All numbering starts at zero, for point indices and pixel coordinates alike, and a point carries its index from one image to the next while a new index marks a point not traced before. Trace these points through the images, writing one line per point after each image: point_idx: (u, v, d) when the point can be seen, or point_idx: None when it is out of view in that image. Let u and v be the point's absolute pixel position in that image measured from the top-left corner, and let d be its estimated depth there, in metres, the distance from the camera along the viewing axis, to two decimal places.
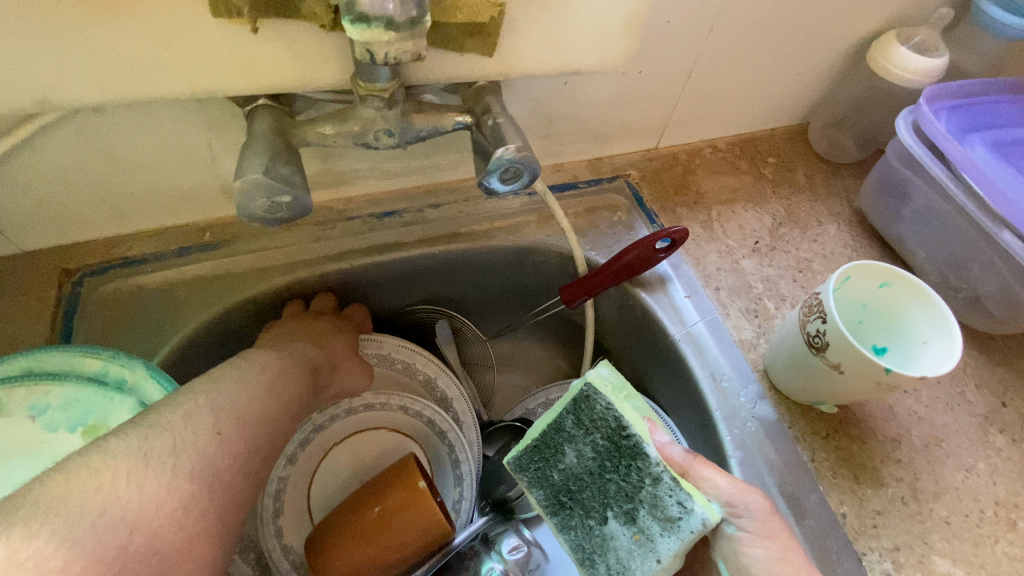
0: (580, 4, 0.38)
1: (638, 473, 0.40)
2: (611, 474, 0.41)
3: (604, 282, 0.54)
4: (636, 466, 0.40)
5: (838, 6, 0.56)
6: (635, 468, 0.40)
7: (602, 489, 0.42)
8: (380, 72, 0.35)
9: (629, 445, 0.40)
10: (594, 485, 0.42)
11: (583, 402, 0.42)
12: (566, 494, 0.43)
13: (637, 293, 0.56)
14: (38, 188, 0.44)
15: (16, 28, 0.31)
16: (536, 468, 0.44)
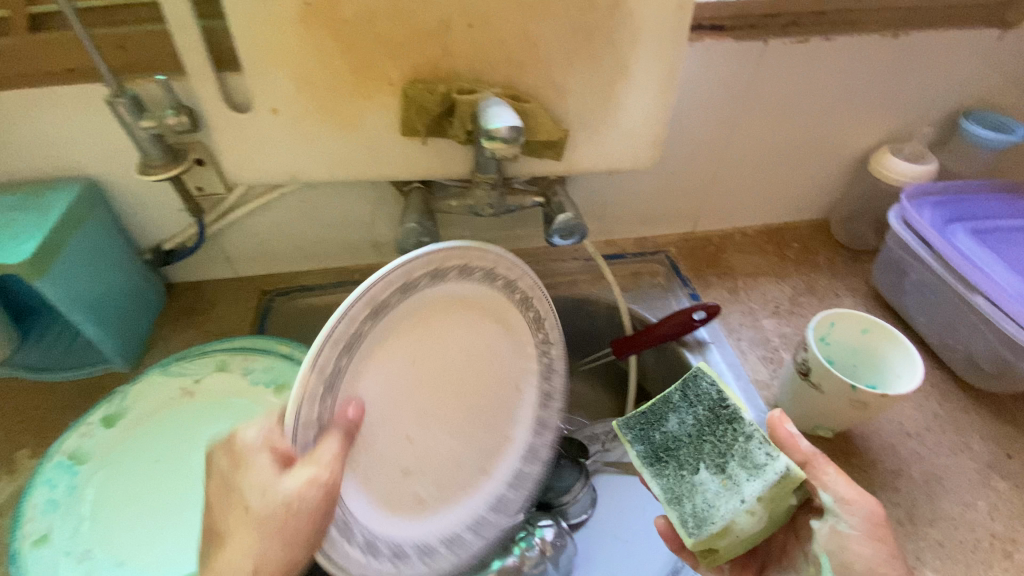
0: (619, 129, 0.58)
1: (733, 432, 0.43)
2: (708, 435, 0.44)
3: (651, 339, 0.67)
4: (733, 427, 0.43)
5: (837, 127, 0.72)
6: (732, 428, 0.43)
7: (700, 446, 0.44)
8: (489, 165, 0.56)
9: (727, 411, 0.44)
10: (693, 443, 0.44)
11: (689, 376, 0.47)
12: (663, 452, 0.45)
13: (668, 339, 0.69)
14: (262, 234, 0.69)
15: (295, 139, 0.56)
16: (639, 428, 0.47)
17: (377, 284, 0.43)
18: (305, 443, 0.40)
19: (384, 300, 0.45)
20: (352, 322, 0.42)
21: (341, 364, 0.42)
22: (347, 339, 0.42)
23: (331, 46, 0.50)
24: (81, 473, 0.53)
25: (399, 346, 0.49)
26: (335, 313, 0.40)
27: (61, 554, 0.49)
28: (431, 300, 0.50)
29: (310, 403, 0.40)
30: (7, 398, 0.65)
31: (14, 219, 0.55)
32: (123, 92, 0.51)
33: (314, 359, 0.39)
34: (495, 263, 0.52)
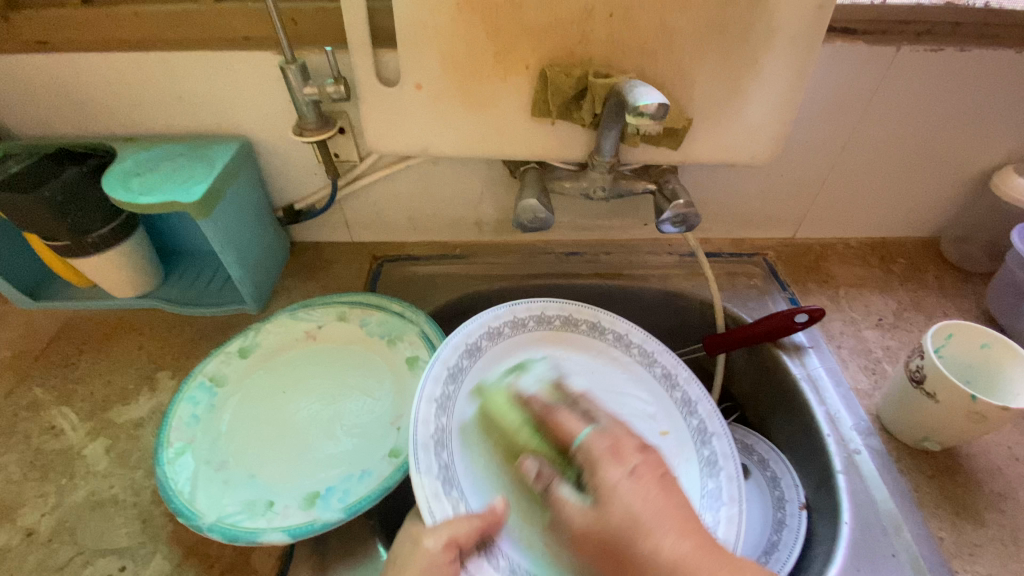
0: (739, 126, 0.59)
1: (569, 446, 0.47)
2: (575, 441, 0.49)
3: (747, 336, 0.66)
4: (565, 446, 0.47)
5: (965, 143, 0.69)
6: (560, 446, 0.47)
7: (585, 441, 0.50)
8: (606, 148, 0.58)
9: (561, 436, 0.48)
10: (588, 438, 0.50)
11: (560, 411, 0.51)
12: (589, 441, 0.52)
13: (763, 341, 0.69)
14: (381, 202, 0.75)
15: (434, 115, 0.61)
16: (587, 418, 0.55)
17: (471, 327, 0.59)
18: (434, 491, 0.48)
19: (475, 343, 0.59)
20: (437, 381, 0.54)
21: (443, 425, 0.53)
22: (443, 395, 0.54)
23: (482, 31, 0.54)
24: (218, 394, 0.59)
25: (481, 395, 0.58)
26: (434, 358, 0.55)
27: (201, 461, 0.54)
28: (496, 356, 0.60)
29: (424, 425, 0.50)
30: (152, 326, 0.73)
31: (183, 164, 0.63)
32: (294, 59, 0.57)
33: (421, 391, 0.52)
34: (565, 310, 0.64)
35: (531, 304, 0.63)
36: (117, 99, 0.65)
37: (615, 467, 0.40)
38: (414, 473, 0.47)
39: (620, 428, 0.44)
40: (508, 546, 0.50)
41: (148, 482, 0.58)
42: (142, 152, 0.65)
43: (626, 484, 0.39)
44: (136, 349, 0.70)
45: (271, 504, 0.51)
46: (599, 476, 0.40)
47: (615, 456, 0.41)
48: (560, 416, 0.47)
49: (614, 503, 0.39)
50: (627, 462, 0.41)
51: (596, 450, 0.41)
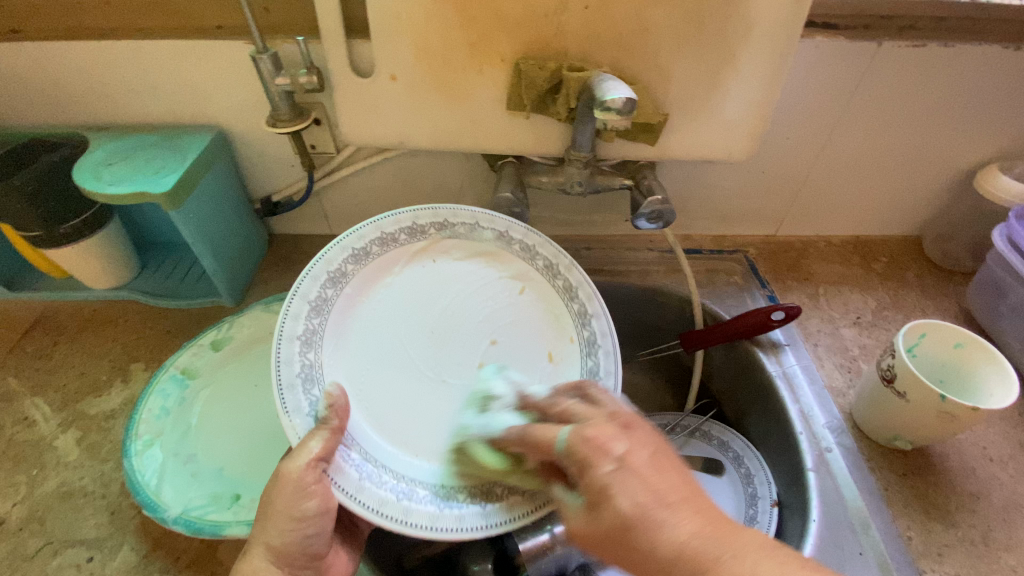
0: (716, 122, 0.59)
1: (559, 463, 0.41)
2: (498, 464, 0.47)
3: (723, 334, 0.65)
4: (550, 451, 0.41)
5: (948, 141, 0.68)
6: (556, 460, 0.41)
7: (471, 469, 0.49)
8: (583, 144, 0.58)
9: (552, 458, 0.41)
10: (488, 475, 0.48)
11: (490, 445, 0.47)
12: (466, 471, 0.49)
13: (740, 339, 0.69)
14: (360, 195, 0.75)
15: (408, 107, 0.60)
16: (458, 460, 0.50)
17: (332, 252, 0.52)
18: (304, 427, 0.45)
19: (340, 269, 0.52)
20: (296, 319, 0.48)
21: (312, 360, 0.48)
22: (307, 331, 0.49)
23: (455, 22, 0.53)
24: (190, 387, 0.59)
25: (362, 322, 0.53)
26: (290, 293, 0.48)
27: (170, 454, 0.54)
28: (369, 281, 0.54)
29: (289, 364, 0.47)
30: (127, 317, 0.72)
31: (156, 154, 0.62)
32: (266, 49, 0.56)
33: (279, 330, 0.47)
34: (440, 215, 0.58)
35: (400, 215, 0.56)
36: (88, 89, 0.64)
37: (603, 461, 0.36)
38: (281, 415, 0.45)
39: (604, 417, 0.40)
40: (376, 451, 0.49)
41: (118, 474, 0.58)
42: (114, 142, 0.64)
43: (620, 476, 0.35)
44: (111, 341, 0.70)
45: (238, 498, 0.51)
46: (591, 471, 0.36)
47: (597, 449, 0.37)
48: (535, 430, 0.42)
49: (610, 503, 0.34)
50: (613, 451, 0.36)
51: (579, 445, 0.37)
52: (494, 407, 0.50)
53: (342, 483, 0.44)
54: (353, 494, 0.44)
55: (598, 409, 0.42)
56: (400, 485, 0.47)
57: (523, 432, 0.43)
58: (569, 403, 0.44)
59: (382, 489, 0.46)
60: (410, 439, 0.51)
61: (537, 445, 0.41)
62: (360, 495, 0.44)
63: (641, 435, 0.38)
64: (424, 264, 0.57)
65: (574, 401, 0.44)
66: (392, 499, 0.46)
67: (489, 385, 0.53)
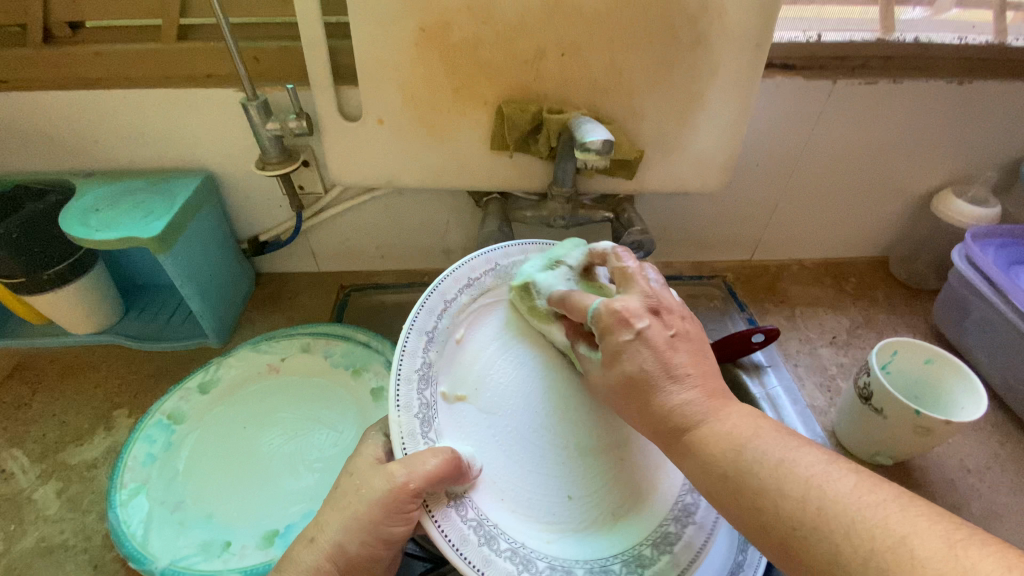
0: (688, 157, 0.62)
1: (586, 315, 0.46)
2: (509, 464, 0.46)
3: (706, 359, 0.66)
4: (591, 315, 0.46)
5: (904, 167, 0.73)
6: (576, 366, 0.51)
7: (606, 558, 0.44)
8: (566, 180, 0.60)
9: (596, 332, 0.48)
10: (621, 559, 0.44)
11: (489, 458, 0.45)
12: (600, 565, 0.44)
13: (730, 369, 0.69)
14: (348, 233, 0.76)
15: (394, 148, 0.62)
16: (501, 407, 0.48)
17: (476, 261, 0.53)
18: (411, 429, 0.43)
19: (478, 279, 0.53)
20: (429, 313, 0.48)
21: (431, 360, 0.47)
22: (434, 329, 0.48)
23: (440, 69, 0.56)
24: (178, 432, 0.58)
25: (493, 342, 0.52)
26: (431, 287, 0.49)
27: (157, 503, 0.53)
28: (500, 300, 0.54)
29: (412, 357, 0.46)
30: (109, 362, 0.71)
31: (144, 199, 0.63)
32: (256, 97, 0.58)
33: (411, 321, 0.47)
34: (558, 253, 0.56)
35: (527, 244, 0.56)
36: (77, 138, 0.65)
37: (625, 331, 0.41)
38: (392, 407, 0.43)
39: (643, 294, 0.43)
40: (489, 507, 0.44)
41: (101, 526, 0.56)
42: (101, 188, 0.64)
43: (636, 346, 0.41)
44: (92, 388, 0.68)
45: (228, 545, 0.51)
46: (610, 338, 0.41)
47: (623, 321, 0.41)
48: (574, 295, 0.46)
49: (625, 364, 0.41)
50: (636, 324, 0.41)
51: (609, 316, 0.42)
52: (557, 273, 0.51)
53: (438, 518, 0.41)
54: (443, 529, 0.40)
55: (643, 283, 0.45)
56: (495, 538, 0.42)
57: (566, 295, 0.47)
58: (630, 263, 0.46)
59: (467, 526, 0.41)
60: (521, 500, 0.46)
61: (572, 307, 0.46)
62: (444, 525, 0.41)
63: (671, 318, 0.42)
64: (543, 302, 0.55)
65: (650, 321, 0.41)
66: (474, 541, 0.41)
67: (562, 250, 0.53)
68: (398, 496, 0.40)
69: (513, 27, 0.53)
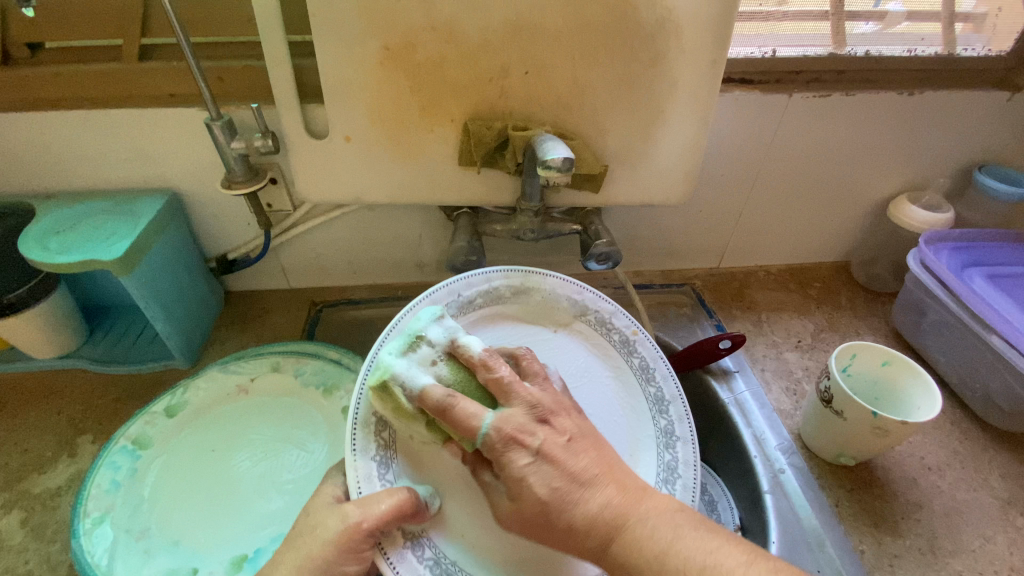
0: (653, 170, 0.64)
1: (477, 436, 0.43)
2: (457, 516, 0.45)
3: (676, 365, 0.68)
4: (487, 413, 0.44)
5: (861, 176, 0.76)
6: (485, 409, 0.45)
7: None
8: (533, 196, 0.61)
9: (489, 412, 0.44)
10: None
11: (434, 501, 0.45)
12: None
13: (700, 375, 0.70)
14: (318, 249, 0.76)
15: (362, 164, 0.62)
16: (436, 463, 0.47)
17: (438, 293, 0.55)
18: (368, 471, 0.45)
19: (443, 311, 0.55)
20: (389, 350, 0.51)
21: None
22: None
23: (406, 87, 0.56)
24: (143, 458, 0.57)
25: None
26: (391, 326, 0.51)
27: (121, 531, 0.52)
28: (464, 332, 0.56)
29: (369, 398, 0.48)
30: (74, 387, 0.69)
31: (106, 220, 0.62)
32: (221, 116, 0.57)
33: (371, 359, 0.49)
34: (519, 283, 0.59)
35: (490, 273, 0.58)
36: (36, 160, 0.64)
37: (522, 454, 0.42)
38: (347, 452, 0.46)
39: (529, 406, 0.44)
40: (446, 542, 0.45)
41: (65, 556, 0.55)
42: (62, 210, 0.63)
43: (535, 466, 0.41)
44: (55, 414, 0.66)
45: (195, 572, 0.50)
46: (509, 465, 0.41)
47: (518, 440, 0.42)
48: (455, 403, 0.43)
49: (528, 488, 0.41)
50: (531, 445, 0.42)
51: (499, 440, 0.42)
52: (422, 351, 0.47)
53: (393, 558, 0.43)
54: (398, 570, 0.42)
55: (533, 389, 0.45)
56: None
57: (445, 400, 0.42)
58: (503, 368, 0.45)
59: (424, 565, 0.43)
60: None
61: (453, 427, 0.42)
62: (400, 564, 0.43)
63: (562, 424, 0.44)
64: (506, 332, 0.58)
65: (508, 370, 0.45)
66: None
67: (420, 322, 0.48)
68: (353, 536, 0.41)
69: (475, 46, 0.54)
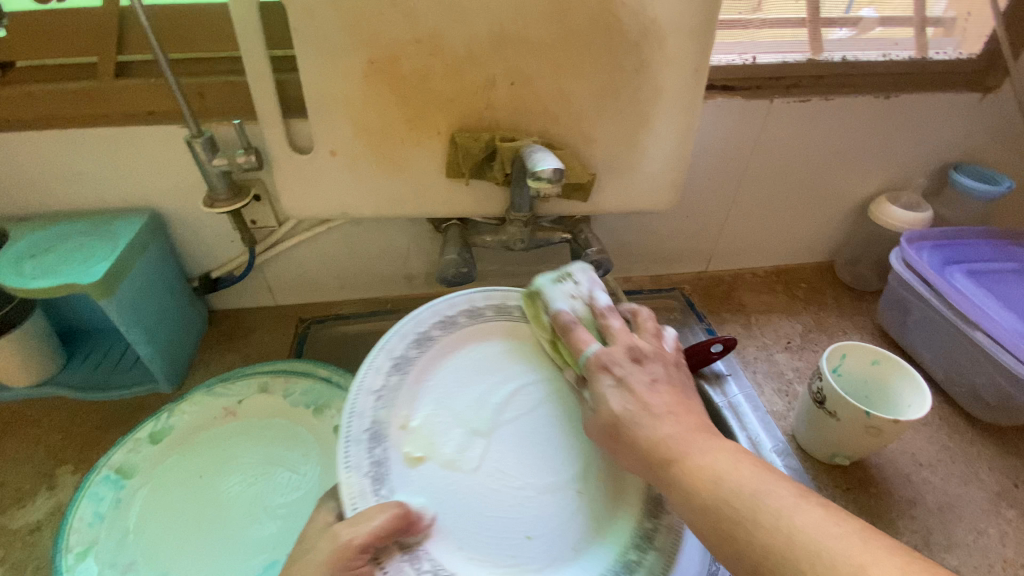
0: (640, 177, 0.64)
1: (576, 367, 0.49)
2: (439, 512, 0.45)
3: None
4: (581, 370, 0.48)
5: (842, 178, 0.77)
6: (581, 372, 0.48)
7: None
8: (522, 206, 0.61)
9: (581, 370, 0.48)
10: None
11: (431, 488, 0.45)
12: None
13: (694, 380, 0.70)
14: (304, 265, 0.74)
15: (347, 178, 0.61)
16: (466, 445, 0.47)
17: (425, 312, 0.56)
18: (361, 488, 0.45)
19: (427, 332, 0.55)
20: (377, 371, 0.51)
21: (382, 418, 0.49)
22: (384, 386, 0.50)
23: (391, 100, 0.56)
24: (127, 487, 0.55)
25: (445, 388, 0.54)
26: (378, 346, 0.52)
27: (107, 565, 0.50)
28: (450, 348, 0.57)
29: (360, 418, 0.48)
30: (52, 416, 0.67)
31: (83, 242, 0.60)
32: (201, 133, 0.56)
33: (359, 382, 0.49)
34: (500, 301, 0.60)
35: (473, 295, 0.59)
36: (8, 182, 0.62)
37: (605, 377, 0.45)
38: (341, 469, 0.45)
39: (626, 346, 0.47)
40: (442, 552, 0.45)
41: None
42: (36, 232, 0.61)
43: (614, 389, 0.44)
44: (33, 445, 0.64)
45: None
46: (594, 383, 0.45)
47: (604, 367, 0.46)
48: (573, 333, 0.49)
49: (607, 406, 0.44)
50: (614, 372, 0.45)
51: (592, 365, 0.46)
52: (566, 286, 0.53)
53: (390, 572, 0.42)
54: None
55: (637, 339, 0.49)
56: None
57: (568, 327, 0.49)
58: (615, 322, 0.50)
59: None
60: (480, 545, 0.46)
61: (571, 348, 0.49)
62: None
63: (651, 366, 0.46)
64: (491, 345, 0.58)
65: (618, 321, 0.50)
66: None
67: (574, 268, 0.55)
68: (343, 558, 0.39)
69: (461, 59, 0.54)
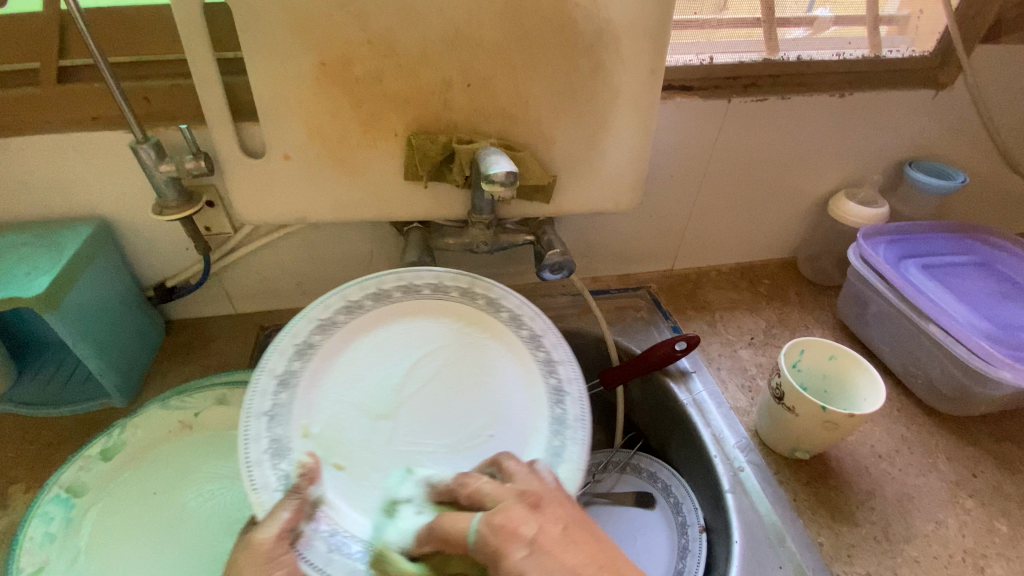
0: (600, 178, 0.64)
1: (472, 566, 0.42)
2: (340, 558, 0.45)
3: (636, 370, 0.68)
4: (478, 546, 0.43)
5: (801, 175, 0.78)
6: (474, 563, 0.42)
7: None
8: (483, 208, 0.60)
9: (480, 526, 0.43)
10: None
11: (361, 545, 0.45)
12: None
13: (660, 378, 0.71)
14: (264, 272, 0.73)
15: (303, 182, 0.60)
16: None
17: (330, 300, 0.55)
18: (269, 494, 0.46)
19: (308, 341, 0.53)
20: (263, 394, 0.49)
21: (280, 433, 0.49)
22: (274, 406, 0.50)
23: (346, 104, 0.55)
24: (79, 506, 0.53)
25: (345, 376, 0.55)
26: (256, 371, 0.50)
27: None
28: (348, 342, 0.56)
29: (257, 441, 0.48)
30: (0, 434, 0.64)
31: (25, 253, 0.57)
32: (147, 138, 0.54)
33: (247, 407, 0.48)
34: (403, 279, 0.59)
35: (379, 278, 0.58)
36: None
37: (517, 547, 0.38)
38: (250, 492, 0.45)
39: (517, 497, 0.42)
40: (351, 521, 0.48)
41: None
42: None
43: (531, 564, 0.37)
44: None
45: None
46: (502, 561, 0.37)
47: (511, 535, 0.39)
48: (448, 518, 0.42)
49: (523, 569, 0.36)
50: (524, 536, 0.38)
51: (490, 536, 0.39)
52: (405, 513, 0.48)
53: (309, 556, 0.45)
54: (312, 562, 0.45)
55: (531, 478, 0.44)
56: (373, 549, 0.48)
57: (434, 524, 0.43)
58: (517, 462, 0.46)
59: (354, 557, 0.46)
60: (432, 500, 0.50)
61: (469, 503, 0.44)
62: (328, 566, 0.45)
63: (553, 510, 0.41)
64: (394, 322, 0.58)
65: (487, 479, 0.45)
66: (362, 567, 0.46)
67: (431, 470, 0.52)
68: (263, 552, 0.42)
69: (415, 61, 0.53)
